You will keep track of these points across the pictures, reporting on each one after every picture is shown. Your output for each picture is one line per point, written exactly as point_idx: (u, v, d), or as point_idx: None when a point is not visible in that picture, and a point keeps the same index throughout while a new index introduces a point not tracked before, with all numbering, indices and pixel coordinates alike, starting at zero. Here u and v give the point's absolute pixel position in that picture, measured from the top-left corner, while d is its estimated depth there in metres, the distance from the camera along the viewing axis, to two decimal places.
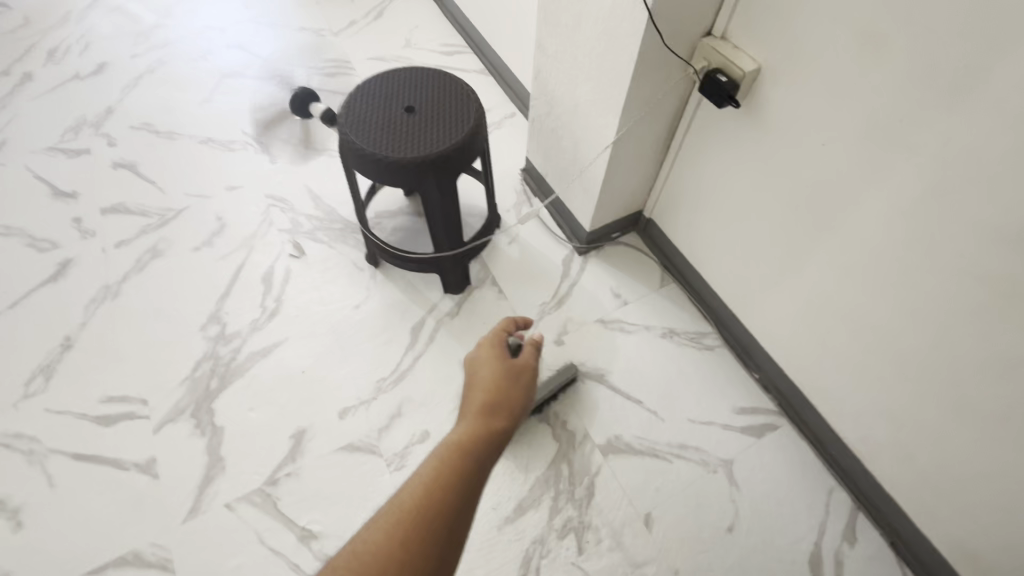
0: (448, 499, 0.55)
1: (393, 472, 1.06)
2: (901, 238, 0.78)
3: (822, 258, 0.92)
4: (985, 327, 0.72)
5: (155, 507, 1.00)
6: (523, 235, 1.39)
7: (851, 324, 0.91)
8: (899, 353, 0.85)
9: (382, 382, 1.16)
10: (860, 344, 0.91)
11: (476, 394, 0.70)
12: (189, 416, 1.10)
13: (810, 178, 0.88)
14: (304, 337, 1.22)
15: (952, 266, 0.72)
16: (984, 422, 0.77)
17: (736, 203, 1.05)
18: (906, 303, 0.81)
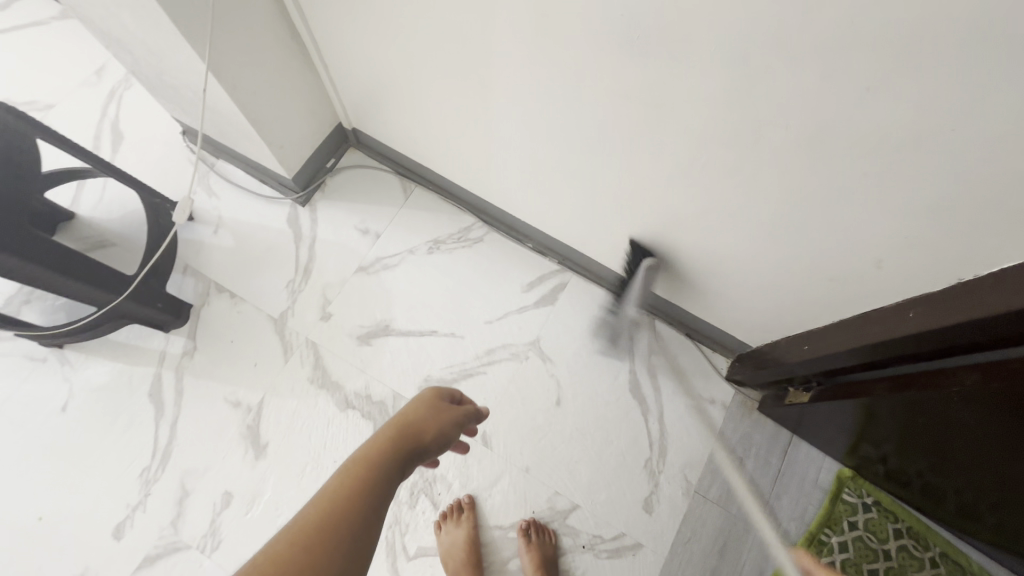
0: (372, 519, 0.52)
1: (211, 556, 0.91)
2: (555, 72, 0.67)
3: (509, 117, 0.81)
4: (656, 137, 0.67)
5: None
6: (228, 215, 1.11)
7: (567, 172, 0.84)
8: (612, 183, 0.81)
9: (148, 473, 0.95)
10: (584, 185, 0.85)
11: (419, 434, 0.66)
12: None
13: (444, 30, 0.71)
14: (19, 481, 0.94)
15: (604, 86, 0.64)
16: (695, 222, 0.77)
17: (409, 82, 0.87)
18: (594, 135, 0.73)
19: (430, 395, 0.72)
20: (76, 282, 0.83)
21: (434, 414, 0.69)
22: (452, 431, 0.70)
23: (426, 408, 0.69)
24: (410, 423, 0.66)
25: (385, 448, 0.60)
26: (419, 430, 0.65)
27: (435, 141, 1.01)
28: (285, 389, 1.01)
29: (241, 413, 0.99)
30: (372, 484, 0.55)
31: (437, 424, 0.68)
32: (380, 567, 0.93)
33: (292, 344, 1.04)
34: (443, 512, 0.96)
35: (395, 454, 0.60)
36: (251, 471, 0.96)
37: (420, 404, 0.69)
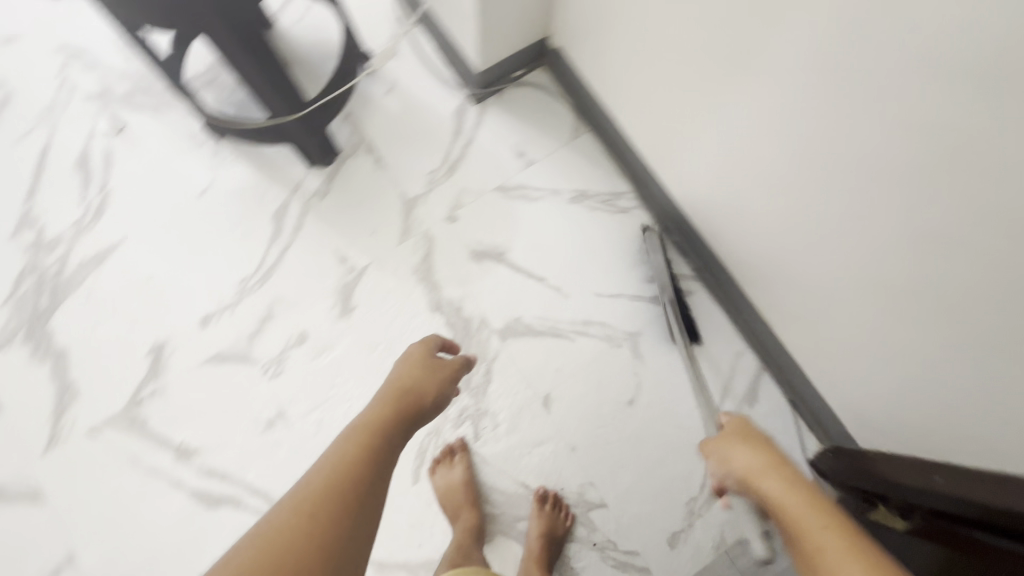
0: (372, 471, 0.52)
1: (269, 380, 0.96)
2: (832, 67, 0.57)
3: (739, 97, 0.72)
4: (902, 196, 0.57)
5: (9, 440, 0.92)
6: (404, 82, 1.10)
7: (766, 182, 0.76)
8: (810, 218, 0.71)
9: (246, 283, 1.00)
10: (774, 204, 0.76)
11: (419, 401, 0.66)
12: (24, 341, 0.96)
13: None
14: (145, 239, 1.01)
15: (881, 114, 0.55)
16: (881, 301, 0.67)
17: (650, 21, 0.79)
18: (829, 153, 0.63)
19: (411, 362, 0.71)
20: (260, 80, 0.86)
21: (434, 368, 0.71)
22: (449, 386, 0.72)
23: (410, 374, 0.68)
24: (405, 385, 0.66)
25: (388, 410, 0.60)
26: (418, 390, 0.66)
27: (636, 95, 0.93)
28: (389, 267, 1.02)
29: (343, 270, 1.01)
30: (380, 445, 0.55)
31: (427, 393, 0.67)
32: (404, 464, 0.96)
33: (410, 229, 1.04)
34: (437, 458, 0.95)
35: (397, 416, 0.60)
36: (329, 325, 0.99)
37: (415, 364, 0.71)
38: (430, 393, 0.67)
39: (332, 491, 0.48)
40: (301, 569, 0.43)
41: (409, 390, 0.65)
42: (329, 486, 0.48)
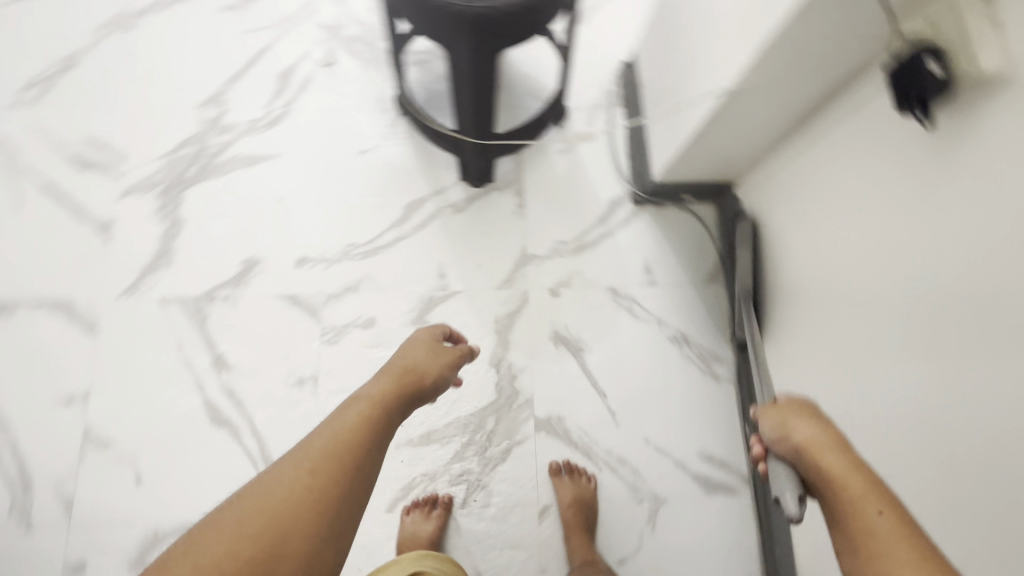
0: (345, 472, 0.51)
1: (322, 343, 0.99)
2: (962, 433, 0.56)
3: (891, 375, 0.66)
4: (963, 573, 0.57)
5: (101, 269, 1.00)
6: (581, 151, 1.11)
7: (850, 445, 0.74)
8: None
9: (352, 250, 1.04)
10: None
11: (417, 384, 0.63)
12: (157, 195, 1.05)
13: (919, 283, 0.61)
14: (295, 165, 1.08)
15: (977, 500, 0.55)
16: None
17: (830, 247, 0.77)
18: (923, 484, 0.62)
19: (419, 340, 0.69)
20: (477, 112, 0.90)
21: (440, 352, 0.69)
22: (449, 369, 0.69)
23: (415, 355, 0.67)
24: (405, 365, 0.64)
25: (381, 397, 0.58)
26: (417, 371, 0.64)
27: (789, 290, 0.89)
28: (475, 305, 1.03)
29: (436, 285, 1.03)
30: (365, 440, 0.54)
31: (428, 375, 0.65)
32: (387, 488, 0.95)
33: (513, 283, 1.04)
34: (417, 500, 0.94)
35: (387, 407, 0.58)
36: (397, 326, 1.01)
37: (417, 343, 0.68)
38: (430, 376, 0.65)
39: (295, 480, 0.49)
40: (266, 554, 0.45)
41: (409, 370, 0.64)
42: (292, 474, 0.49)
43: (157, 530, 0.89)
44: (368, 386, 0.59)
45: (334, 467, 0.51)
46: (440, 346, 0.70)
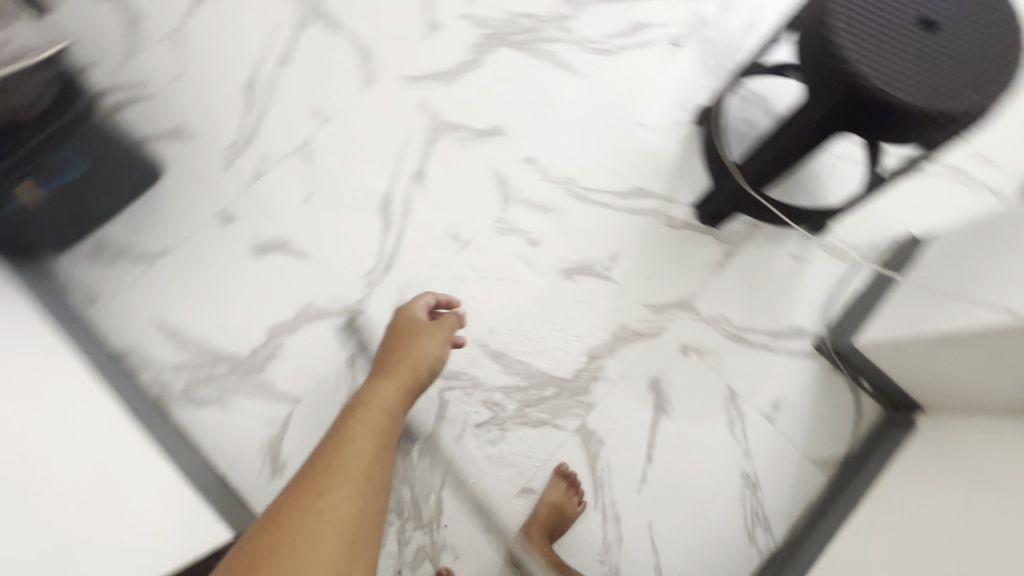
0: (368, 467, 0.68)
1: (493, 227, 1.07)
2: None
3: None
4: None
5: (404, 50, 1.15)
6: (808, 269, 1.07)
7: None
8: None
9: (568, 183, 1.10)
10: None
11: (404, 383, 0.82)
12: (481, 33, 1.17)
13: None
14: (586, 93, 1.15)
15: None
16: None
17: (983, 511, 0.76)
18: None
19: (401, 333, 0.90)
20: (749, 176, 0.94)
21: (429, 337, 0.89)
22: (439, 351, 0.89)
23: (400, 346, 0.88)
24: (396, 374, 0.83)
25: (372, 405, 0.77)
26: (408, 376, 0.83)
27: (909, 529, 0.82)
28: (617, 303, 1.04)
29: (603, 261, 1.06)
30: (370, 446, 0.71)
31: (416, 358, 0.86)
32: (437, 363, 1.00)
33: (659, 313, 1.04)
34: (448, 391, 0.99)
35: (380, 420, 0.76)
36: (549, 264, 1.05)
37: (404, 342, 0.88)
38: (420, 365, 0.85)
39: (343, 450, 0.68)
40: (336, 520, 0.61)
41: (398, 361, 0.85)
42: (337, 452, 0.68)
43: (289, 243, 1.05)
44: (362, 403, 0.78)
45: (363, 463, 0.68)
46: (423, 334, 0.89)
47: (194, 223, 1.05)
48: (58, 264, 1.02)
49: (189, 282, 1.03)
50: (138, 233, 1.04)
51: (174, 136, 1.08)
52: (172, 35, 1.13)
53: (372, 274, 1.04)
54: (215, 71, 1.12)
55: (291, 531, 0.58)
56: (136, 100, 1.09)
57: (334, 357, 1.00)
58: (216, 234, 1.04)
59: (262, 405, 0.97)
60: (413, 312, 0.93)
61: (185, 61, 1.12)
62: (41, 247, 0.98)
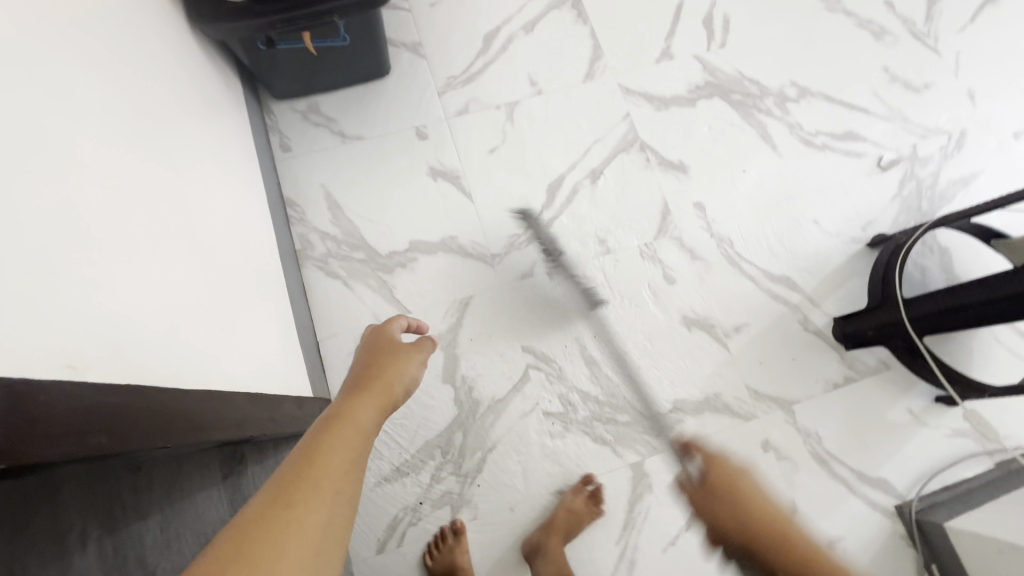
0: (320, 479, 0.47)
1: (638, 247, 1.09)
2: None
3: None
4: None
5: (631, 65, 1.21)
6: (921, 432, 1.02)
7: None
8: None
9: (726, 243, 1.11)
10: None
11: (377, 397, 0.65)
12: (705, 81, 1.21)
13: None
14: (777, 172, 1.16)
15: None
16: None
17: None
18: None
19: (382, 349, 0.76)
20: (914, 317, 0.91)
21: (407, 355, 0.76)
22: (414, 373, 0.76)
23: (383, 367, 0.72)
24: (373, 386, 0.67)
25: (351, 413, 0.59)
26: (384, 388, 0.68)
27: None
28: (722, 371, 1.04)
29: (725, 327, 1.06)
30: (349, 452, 0.53)
31: (394, 377, 0.72)
32: (535, 341, 1.03)
33: (758, 400, 1.03)
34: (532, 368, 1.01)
35: (358, 425, 0.57)
36: (675, 305, 1.07)
37: (384, 355, 0.75)
38: (396, 382, 0.71)
39: (316, 464, 0.48)
40: (309, 540, 0.43)
41: (379, 379, 0.69)
42: (320, 453, 0.50)
43: (461, 179, 1.12)
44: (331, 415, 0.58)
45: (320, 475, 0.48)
46: (396, 352, 0.77)
47: (391, 124, 1.14)
48: (272, 106, 1.13)
49: (364, 170, 1.11)
50: (344, 110, 1.14)
51: (411, 47, 1.19)
52: None
53: (516, 238, 1.09)
54: (468, 12, 1.22)
55: (270, 534, 0.41)
56: (394, 6, 1.21)
57: (451, 292, 1.05)
58: (404, 142, 1.13)
59: (375, 300, 1.04)
60: (394, 325, 0.83)
61: None
62: (270, 86, 1.09)
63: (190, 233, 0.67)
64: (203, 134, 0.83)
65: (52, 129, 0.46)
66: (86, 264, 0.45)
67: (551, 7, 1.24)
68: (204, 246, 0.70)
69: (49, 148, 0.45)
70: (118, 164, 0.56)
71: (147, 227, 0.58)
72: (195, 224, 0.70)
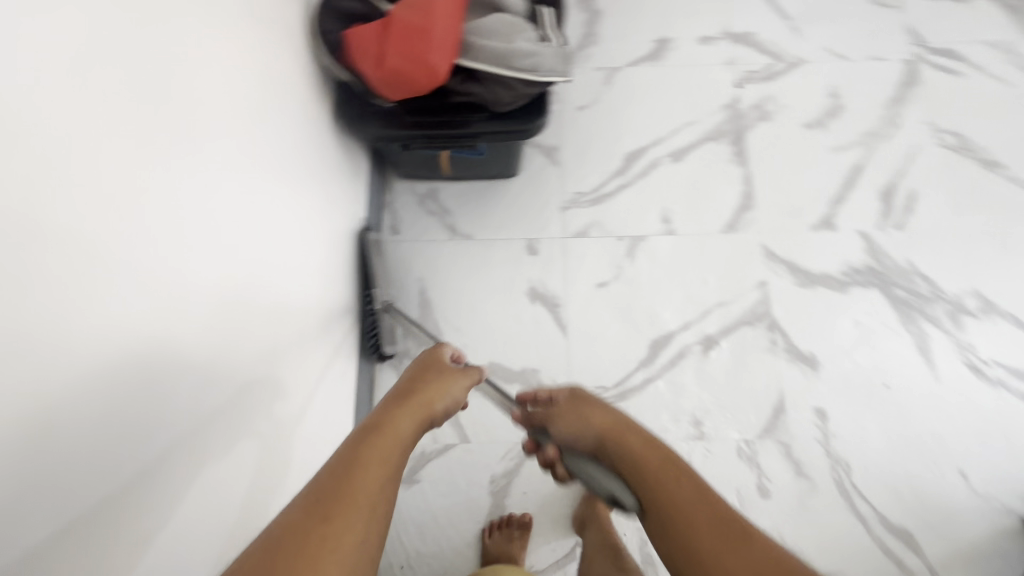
0: (349, 479, 0.45)
1: (736, 442, 0.96)
2: None
3: None
4: None
5: (782, 226, 1.07)
6: None
7: None
8: None
9: (842, 467, 0.95)
10: None
11: (422, 408, 0.58)
12: (866, 264, 1.04)
13: None
14: (928, 397, 0.98)
15: None
16: None
17: None
18: None
19: (426, 371, 0.65)
20: None
21: (452, 378, 0.65)
22: (460, 396, 0.65)
23: (425, 388, 0.62)
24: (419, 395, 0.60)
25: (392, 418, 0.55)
26: (426, 399, 0.60)
27: None
28: None
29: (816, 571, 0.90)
30: (383, 456, 0.49)
31: (435, 399, 0.61)
32: None
33: None
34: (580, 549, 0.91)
35: (395, 431, 0.53)
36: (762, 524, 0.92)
37: (430, 367, 0.65)
38: (441, 400, 0.62)
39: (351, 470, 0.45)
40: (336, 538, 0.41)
41: (419, 396, 0.60)
42: (359, 458, 0.47)
43: (560, 308, 1.04)
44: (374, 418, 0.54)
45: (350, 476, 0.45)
46: (444, 368, 0.66)
47: (503, 232, 1.08)
48: (394, 184, 1.11)
49: (464, 274, 1.06)
50: (461, 204, 1.09)
51: (546, 151, 1.12)
52: (608, 71, 1.17)
53: (600, 391, 0.99)
54: (616, 125, 1.13)
55: (319, 528, 0.41)
56: None
57: (517, 433, 0.97)
58: (513, 253, 1.07)
59: None
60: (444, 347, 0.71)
61: (600, 99, 1.15)
62: (396, 168, 1.07)
63: (273, 385, 0.69)
64: (311, 233, 0.80)
65: (163, 347, 0.49)
66: (146, 480, 0.46)
67: (708, 138, 1.12)
68: (283, 393, 0.72)
69: (153, 366, 0.47)
70: (220, 343, 0.58)
71: (235, 404, 0.61)
72: (278, 362, 0.70)
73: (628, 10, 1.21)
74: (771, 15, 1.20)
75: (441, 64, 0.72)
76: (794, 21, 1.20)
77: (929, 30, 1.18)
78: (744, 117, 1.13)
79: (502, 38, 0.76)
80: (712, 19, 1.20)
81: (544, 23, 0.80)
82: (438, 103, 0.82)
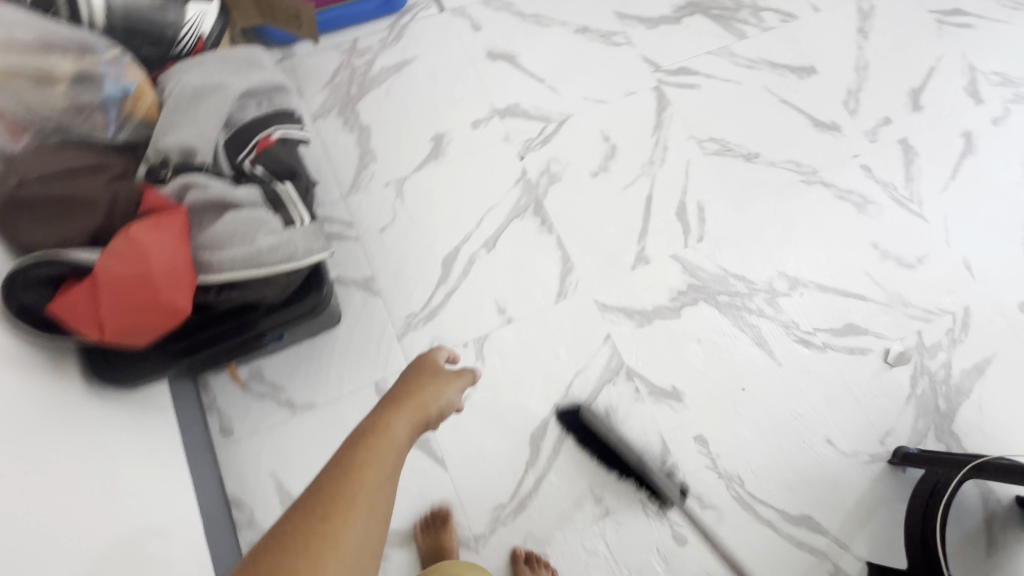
0: (342, 494, 0.50)
1: (641, 503, 0.97)
2: None
3: None
4: None
5: (606, 275, 1.11)
6: None
7: None
8: None
9: (736, 482, 0.99)
10: None
11: (412, 409, 0.64)
12: (686, 283, 1.12)
13: None
14: (779, 386, 1.06)
15: None
16: None
17: None
18: None
19: (418, 374, 0.71)
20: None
21: (445, 383, 0.70)
22: (454, 397, 0.71)
23: (415, 390, 0.67)
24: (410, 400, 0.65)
25: (381, 420, 0.60)
26: (418, 403, 0.65)
27: None
28: None
29: None
30: (379, 468, 0.54)
31: (428, 402, 0.66)
32: None
33: None
34: None
35: (388, 439, 0.58)
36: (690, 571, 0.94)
37: (419, 377, 0.70)
38: (433, 404, 0.67)
39: (347, 482, 0.51)
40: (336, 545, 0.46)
41: (413, 400, 0.65)
42: (355, 470, 0.52)
43: (432, 441, 0.99)
44: (364, 428, 0.59)
45: (346, 488, 0.50)
46: (433, 380, 0.70)
47: (346, 384, 1.01)
48: (210, 380, 1.00)
49: (320, 446, 0.97)
50: (291, 374, 1.01)
51: (363, 284, 1.08)
52: (397, 183, 1.15)
53: (500, 510, 0.96)
54: (422, 234, 1.12)
55: (313, 545, 0.46)
56: (342, 237, 1.11)
57: None
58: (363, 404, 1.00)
59: None
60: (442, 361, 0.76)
61: (399, 214, 1.13)
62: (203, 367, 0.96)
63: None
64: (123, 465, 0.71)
65: None
66: None
67: (512, 216, 1.15)
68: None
69: None
70: None
71: None
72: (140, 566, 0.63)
73: (395, 117, 1.21)
74: (528, 81, 1.27)
75: (179, 299, 0.65)
76: (548, 80, 1.27)
77: (660, 55, 1.31)
78: (537, 185, 1.17)
79: (245, 237, 0.70)
80: (475, 101, 1.23)
81: (289, 200, 0.77)
82: (203, 319, 0.75)
